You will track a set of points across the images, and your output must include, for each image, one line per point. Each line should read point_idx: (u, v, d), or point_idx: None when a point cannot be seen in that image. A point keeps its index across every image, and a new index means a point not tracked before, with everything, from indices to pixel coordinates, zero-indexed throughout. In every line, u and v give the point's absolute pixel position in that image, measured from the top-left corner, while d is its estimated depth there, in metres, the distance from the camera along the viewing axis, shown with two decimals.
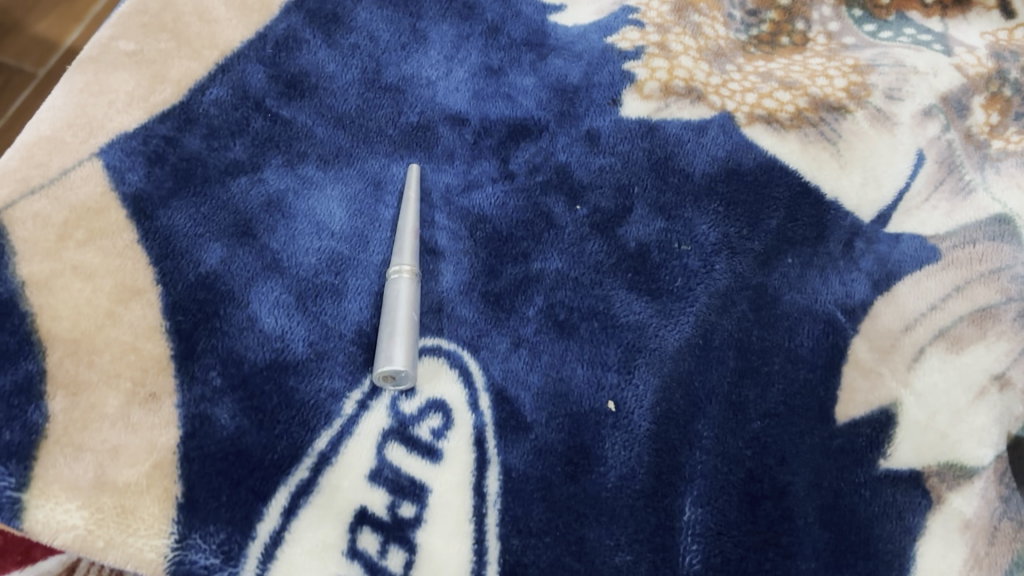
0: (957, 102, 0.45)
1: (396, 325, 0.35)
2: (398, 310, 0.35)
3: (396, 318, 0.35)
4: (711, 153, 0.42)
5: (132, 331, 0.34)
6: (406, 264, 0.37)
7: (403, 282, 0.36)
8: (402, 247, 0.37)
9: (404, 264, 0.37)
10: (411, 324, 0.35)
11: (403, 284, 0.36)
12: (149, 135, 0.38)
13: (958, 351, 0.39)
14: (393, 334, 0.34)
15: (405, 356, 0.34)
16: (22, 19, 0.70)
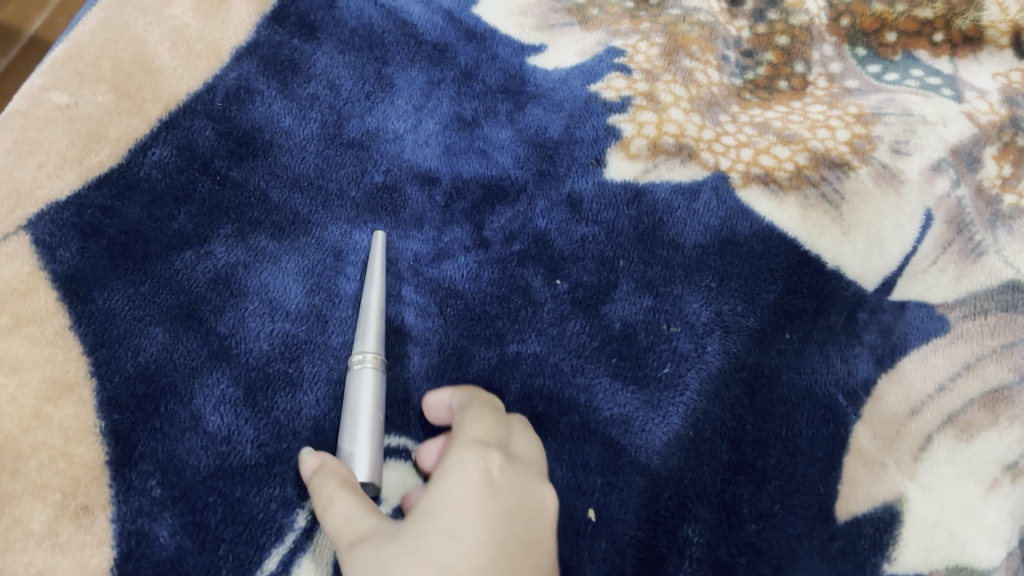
0: (967, 154, 0.41)
1: (360, 425, 0.30)
2: (363, 407, 0.31)
3: (360, 418, 0.31)
4: (703, 222, 0.38)
5: (62, 434, 0.31)
6: (371, 349, 0.33)
7: (368, 374, 0.32)
8: (367, 329, 0.33)
9: (369, 351, 0.33)
10: (376, 422, 0.31)
11: (367, 374, 0.32)
12: (84, 204, 0.35)
13: (969, 439, 0.36)
14: (356, 436, 0.30)
15: (370, 465, 0.30)
16: None
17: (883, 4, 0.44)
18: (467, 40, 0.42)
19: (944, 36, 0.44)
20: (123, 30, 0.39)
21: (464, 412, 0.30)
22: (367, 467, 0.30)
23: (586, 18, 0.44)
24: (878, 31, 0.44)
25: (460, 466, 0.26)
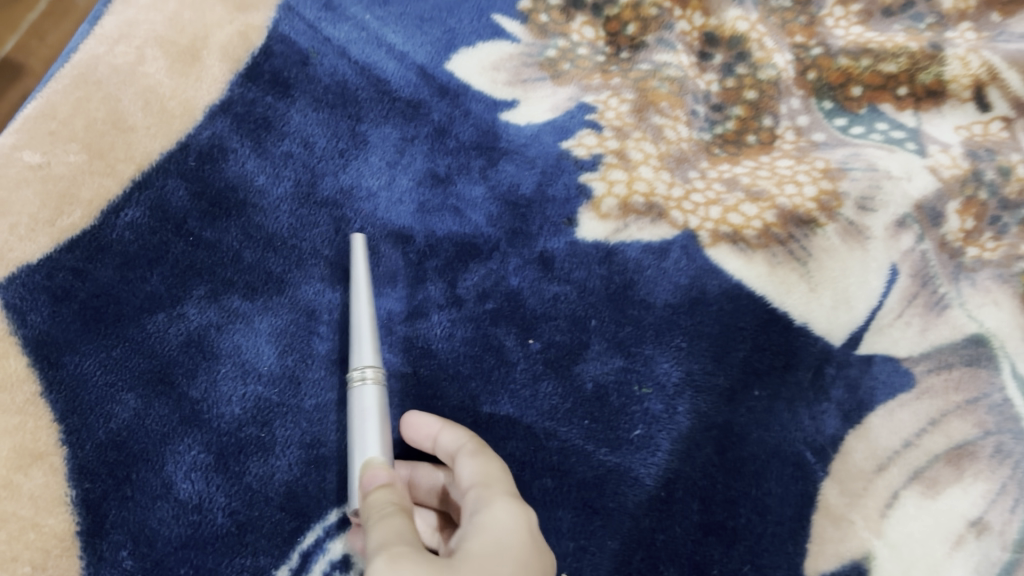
0: (932, 209, 0.42)
1: (369, 446, 0.30)
2: (371, 426, 0.30)
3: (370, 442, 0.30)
4: (673, 280, 0.39)
5: (32, 504, 0.31)
6: (370, 364, 0.32)
7: (370, 392, 0.31)
8: (363, 343, 0.33)
9: (368, 364, 0.32)
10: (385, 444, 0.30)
11: (369, 391, 0.31)
12: (55, 267, 0.35)
13: (934, 495, 0.36)
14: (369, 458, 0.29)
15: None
16: None
17: (849, 59, 0.45)
18: (440, 95, 0.43)
19: (908, 89, 0.45)
20: (96, 88, 0.38)
21: (474, 455, 0.30)
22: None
23: (558, 72, 0.44)
24: (844, 85, 0.45)
25: (505, 518, 0.27)
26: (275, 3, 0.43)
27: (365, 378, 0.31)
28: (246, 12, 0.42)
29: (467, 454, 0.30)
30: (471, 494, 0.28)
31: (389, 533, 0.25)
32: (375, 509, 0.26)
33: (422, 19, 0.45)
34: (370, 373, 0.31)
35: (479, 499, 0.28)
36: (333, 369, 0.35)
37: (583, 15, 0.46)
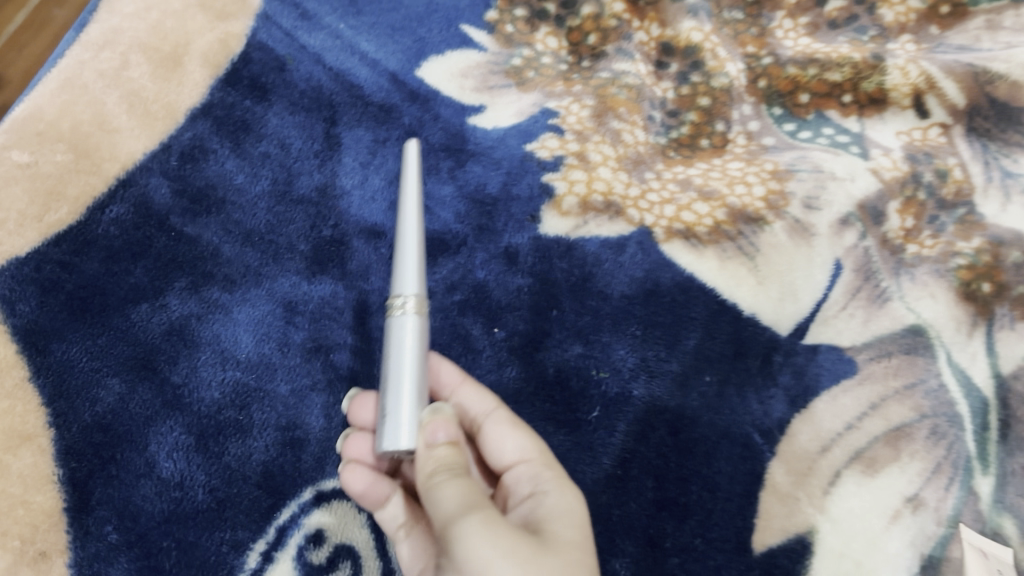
0: (874, 208, 0.45)
1: (403, 382, 0.30)
2: (407, 363, 0.30)
3: (405, 378, 0.30)
4: (630, 273, 0.41)
5: (21, 482, 0.32)
6: (412, 295, 0.32)
7: (407, 326, 0.31)
8: (408, 274, 0.33)
9: (409, 294, 0.32)
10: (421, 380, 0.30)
11: (409, 321, 0.31)
12: (43, 260, 0.36)
13: (874, 474, 0.39)
14: (400, 394, 0.30)
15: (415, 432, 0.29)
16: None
17: (797, 68, 0.48)
18: (411, 100, 0.45)
19: (852, 96, 0.48)
20: (83, 91, 0.40)
21: (508, 422, 0.33)
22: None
23: (523, 79, 0.47)
24: (792, 92, 0.48)
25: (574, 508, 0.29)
26: (253, 12, 0.45)
27: (404, 312, 0.32)
28: (226, 20, 0.45)
29: (504, 420, 0.33)
30: (524, 466, 0.31)
31: (466, 497, 0.26)
32: (447, 465, 0.27)
33: (393, 28, 0.47)
34: (409, 307, 0.32)
35: (537, 472, 0.31)
36: (308, 357, 0.37)
37: (547, 26, 0.48)
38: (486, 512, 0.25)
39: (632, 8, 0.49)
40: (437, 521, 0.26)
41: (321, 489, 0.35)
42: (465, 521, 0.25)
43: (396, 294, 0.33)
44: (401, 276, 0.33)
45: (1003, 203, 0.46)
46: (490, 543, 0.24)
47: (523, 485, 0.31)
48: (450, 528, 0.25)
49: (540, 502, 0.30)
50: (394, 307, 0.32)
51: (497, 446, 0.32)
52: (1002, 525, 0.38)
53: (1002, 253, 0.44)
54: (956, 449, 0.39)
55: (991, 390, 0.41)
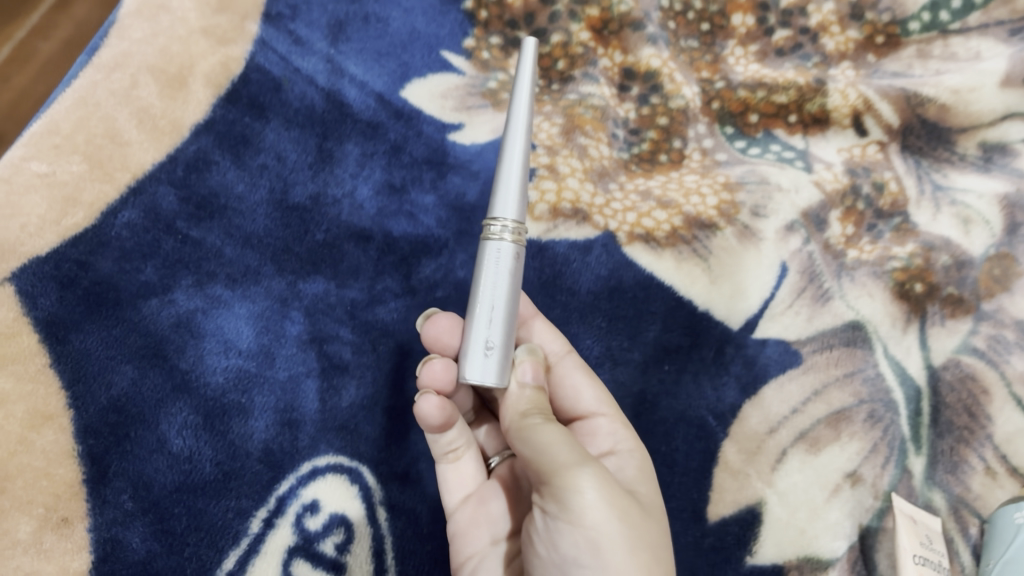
0: (817, 216, 0.49)
1: (492, 319, 0.32)
2: (500, 294, 0.32)
3: (494, 315, 0.32)
4: (596, 272, 0.46)
5: (44, 456, 0.35)
6: (511, 220, 0.33)
7: (504, 259, 0.32)
8: (508, 191, 0.33)
9: (508, 219, 0.33)
10: (508, 316, 0.32)
11: (504, 254, 0.32)
12: (61, 259, 0.40)
13: (817, 452, 0.43)
14: (489, 329, 0.32)
15: (500, 368, 0.32)
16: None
17: (747, 91, 0.52)
18: (396, 118, 0.49)
19: (797, 116, 0.52)
20: (96, 108, 0.44)
21: (580, 368, 0.40)
22: (496, 370, 0.32)
23: (498, 100, 0.51)
24: (742, 113, 0.52)
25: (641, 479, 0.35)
26: (251, 37, 0.49)
27: (501, 244, 0.32)
28: (227, 44, 0.49)
29: (578, 368, 0.40)
30: (603, 416, 0.39)
31: (571, 449, 0.30)
32: (538, 407, 0.33)
33: (380, 53, 0.51)
34: (505, 240, 0.32)
35: (616, 426, 0.38)
36: (304, 347, 0.41)
37: (520, 52, 0.53)
38: (588, 467, 0.30)
39: (597, 37, 0.53)
40: (545, 464, 0.30)
41: (316, 465, 0.38)
42: (582, 473, 0.29)
43: (495, 215, 0.33)
44: (499, 194, 0.33)
45: (934, 212, 0.50)
46: (599, 500, 0.29)
47: (603, 435, 0.38)
48: (563, 479, 0.29)
49: (621, 453, 0.37)
50: (490, 232, 0.33)
51: (573, 391, 0.39)
52: (932, 498, 0.42)
53: (933, 256, 0.48)
54: (891, 432, 0.44)
55: (923, 378, 0.45)
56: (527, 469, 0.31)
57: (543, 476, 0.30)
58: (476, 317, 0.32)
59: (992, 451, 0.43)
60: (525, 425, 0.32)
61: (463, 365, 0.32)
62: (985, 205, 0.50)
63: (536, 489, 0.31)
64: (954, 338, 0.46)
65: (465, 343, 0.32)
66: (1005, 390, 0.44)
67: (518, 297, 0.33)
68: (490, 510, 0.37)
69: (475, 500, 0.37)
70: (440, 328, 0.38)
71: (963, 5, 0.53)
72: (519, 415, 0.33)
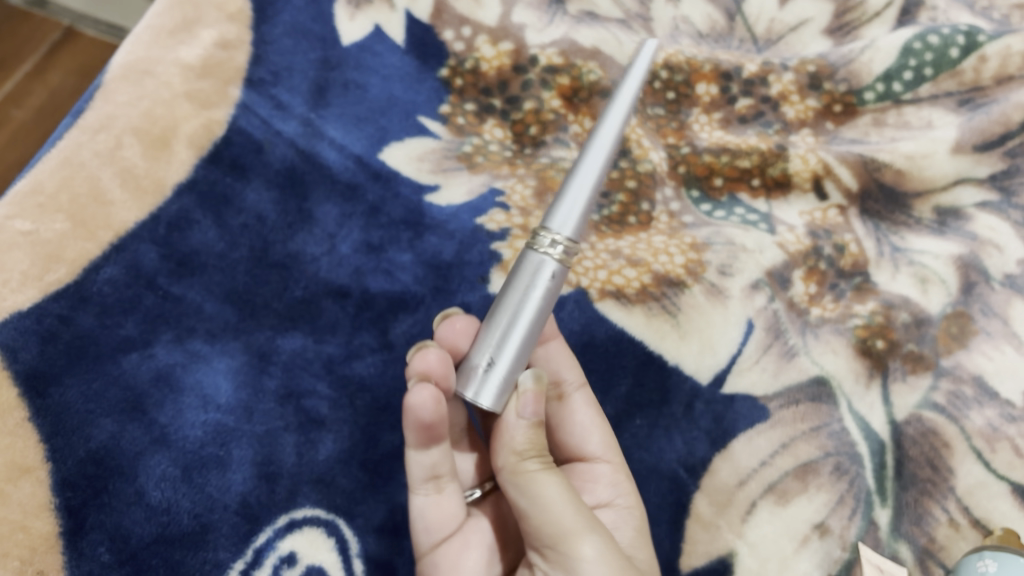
0: (781, 275, 0.50)
1: (509, 339, 0.33)
2: (523, 315, 0.33)
3: (512, 336, 0.33)
4: (569, 327, 0.47)
5: (20, 509, 0.36)
6: (564, 237, 0.33)
7: (540, 283, 0.33)
8: (572, 208, 0.34)
9: (561, 235, 0.33)
10: (525, 339, 0.33)
11: (538, 276, 0.33)
12: (43, 314, 0.40)
13: (785, 504, 0.44)
14: (501, 349, 0.33)
15: (496, 391, 0.33)
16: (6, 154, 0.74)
17: (711, 156, 0.55)
18: (374, 180, 0.50)
19: (760, 180, 0.54)
20: (80, 168, 0.46)
21: (590, 406, 0.42)
22: (492, 392, 0.33)
23: (473, 163, 0.53)
24: (707, 176, 0.54)
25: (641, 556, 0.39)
26: (233, 101, 0.51)
27: (545, 263, 0.33)
28: (210, 108, 0.50)
29: (589, 405, 0.42)
30: (607, 464, 0.41)
31: (577, 513, 0.32)
32: (536, 449, 0.33)
33: (359, 118, 0.53)
34: (549, 259, 0.33)
35: (617, 477, 0.41)
36: (281, 402, 0.42)
37: (493, 118, 0.55)
38: (594, 531, 0.32)
39: (568, 103, 0.55)
40: (550, 528, 0.32)
41: (293, 517, 0.39)
42: (587, 539, 0.32)
43: (547, 227, 0.34)
44: (560, 206, 0.34)
45: (893, 272, 0.51)
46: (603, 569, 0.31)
47: (603, 483, 0.41)
48: (574, 546, 0.31)
49: (618, 508, 0.40)
50: (538, 243, 0.34)
51: (583, 431, 0.42)
52: (898, 550, 0.43)
53: (893, 314, 0.49)
54: (857, 484, 0.44)
55: (887, 432, 0.46)
56: (529, 526, 0.33)
57: (550, 538, 0.32)
58: (494, 330, 0.33)
59: (955, 503, 0.44)
60: (523, 472, 0.33)
61: (466, 374, 0.33)
62: (941, 264, 0.51)
63: (538, 548, 0.33)
64: (914, 394, 0.47)
65: (474, 352, 0.33)
66: (965, 443, 0.45)
67: (540, 325, 0.34)
68: (469, 560, 0.38)
69: (454, 544, 0.38)
70: (456, 330, 0.39)
71: (914, 77, 0.55)
72: (514, 458, 0.34)
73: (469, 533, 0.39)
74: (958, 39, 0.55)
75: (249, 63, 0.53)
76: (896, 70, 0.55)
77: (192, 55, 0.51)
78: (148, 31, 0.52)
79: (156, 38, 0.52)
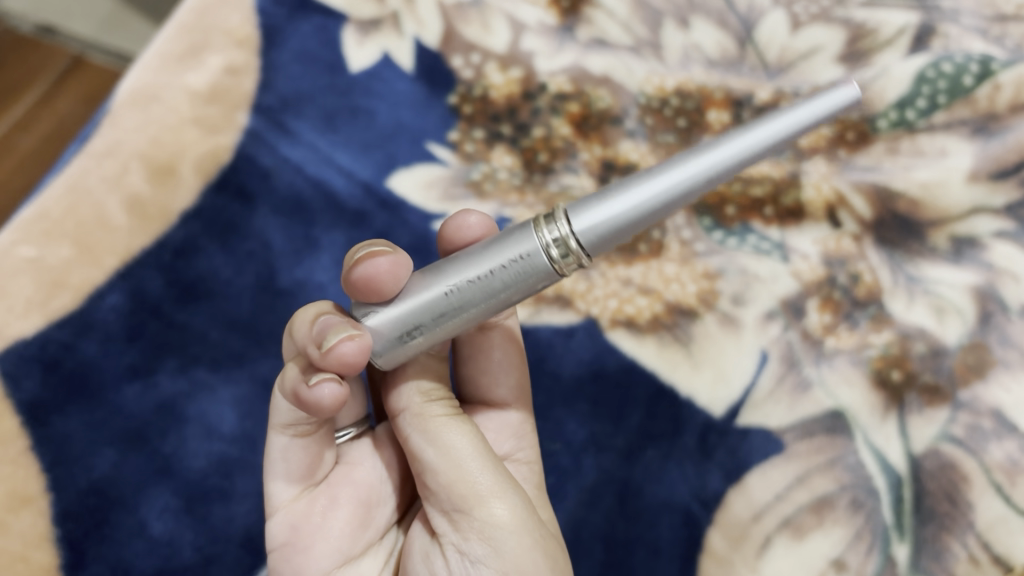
0: (795, 305, 0.49)
1: (443, 310, 0.31)
2: (474, 300, 0.30)
3: (450, 309, 0.31)
4: (579, 356, 0.48)
5: (20, 540, 0.38)
6: (576, 237, 0.29)
7: (511, 277, 0.30)
8: (604, 217, 0.29)
9: (574, 234, 0.29)
10: (463, 323, 0.31)
11: (519, 275, 0.30)
12: (47, 340, 0.43)
13: (801, 539, 0.43)
14: (428, 313, 0.31)
15: (397, 350, 0.32)
16: (24, 181, 0.76)
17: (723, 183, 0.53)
18: (382, 207, 0.50)
19: (773, 209, 0.52)
20: (87, 194, 0.47)
21: (508, 342, 0.42)
22: (391, 350, 0.32)
23: (481, 191, 0.51)
24: (719, 205, 0.53)
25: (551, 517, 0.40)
26: (240, 127, 0.51)
27: (533, 255, 0.30)
28: (216, 133, 0.50)
29: (509, 343, 0.42)
30: (517, 414, 0.43)
31: (489, 475, 0.33)
32: (440, 395, 0.37)
33: (367, 144, 0.52)
34: (538, 253, 0.30)
35: (524, 428, 0.43)
36: None
37: (502, 145, 0.53)
38: (505, 491, 0.33)
39: (578, 131, 0.54)
40: (460, 490, 0.33)
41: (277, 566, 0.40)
42: (498, 505, 0.32)
43: (567, 214, 0.30)
44: (595, 205, 0.30)
45: (908, 302, 0.49)
46: (514, 530, 0.32)
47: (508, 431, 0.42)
48: (487, 507, 0.32)
49: (518, 462, 0.42)
50: (550, 226, 0.30)
51: (497, 372, 0.42)
52: None
53: (910, 345, 0.47)
54: (874, 518, 0.43)
55: (904, 465, 0.45)
56: (435, 486, 0.34)
57: (461, 500, 0.33)
58: (442, 288, 0.31)
59: (975, 539, 0.42)
60: (429, 417, 0.35)
61: (386, 317, 0.31)
62: (957, 294, 0.49)
63: (447, 511, 0.33)
64: (933, 426, 0.45)
65: (405, 296, 0.31)
66: (983, 477, 0.43)
67: (487, 316, 0.31)
68: (335, 521, 0.36)
69: (317, 501, 0.36)
70: (377, 270, 0.32)
71: (927, 104, 0.53)
72: (419, 400, 0.36)
73: (337, 488, 0.36)
74: (971, 67, 0.52)
75: (256, 88, 0.52)
76: (910, 97, 0.53)
77: (199, 81, 0.51)
78: (157, 57, 0.52)
79: (164, 64, 0.52)
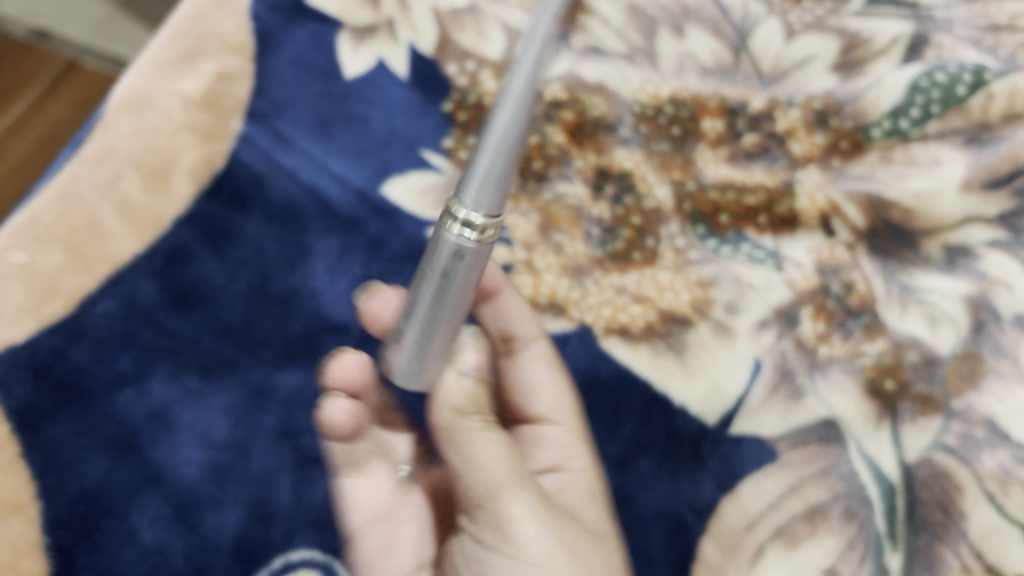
0: (789, 314, 0.49)
1: (422, 323, 0.32)
2: (438, 304, 0.31)
3: (426, 322, 0.32)
4: (574, 365, 0.47)
5: (10, 548, 0.38)
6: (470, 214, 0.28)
7: (448, 270, 0.30)
8: (477, 184, 0.28)
9: (472, 210, 0.28)
10: (450, 321, 0.32)
11: (452, 267, 0.30)
12: (38, 347, 0.42)
13: (794, 548, 0.43)
14: (413, 330, 0.32)
15: (419, 367, 0.33)
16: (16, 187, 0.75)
17: (717, 193, 0.53)
18: (376, 214, 0.50)
19: (767, 218, 0.52)
20: (79, 200, 0.46)
21: (543, 360, 0.43)
22: (415, 369, 0.33)
23: None
24: (713, 213, 0.52)
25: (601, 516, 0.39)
26: (234, 133, 0.51)
27: (452, 248, 0.29)
28: (211, 140, 0.50)
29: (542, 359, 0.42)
30: (557, 428, 0.42)
31: (508, 473, 0.35)
32: (475, 405, 0.36)
33: (361, 151, 0.52)
34: (453, 242, 0.29)
35: (568, 438, 0.42)
36: (278, 440, 0.43)
37: None
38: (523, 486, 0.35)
39: (572, 138, 0.54)
40: (480, 489, 0.34)
41: (289, 559, 0.41)
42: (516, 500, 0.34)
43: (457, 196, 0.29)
44: (468, 175, 0.28)
45: (902, 311, 0.49)
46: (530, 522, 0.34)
47: (551, 445, 0.42)
48: (503, 504, 0.34)
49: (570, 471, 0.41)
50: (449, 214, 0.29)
51: (530, 389, 0.42)
52: None
53: (903, 354, 0.47)
54: (867, 527, 0.43)
55: (897, 474, 0.45)
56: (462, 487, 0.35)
57: (481, 498, 0.34)
58: (412, 309, 0.32)
59: (967, 548, 0.42)
60: (459, 428, 0.35)
61: (391, 354, 0.34)
62: (951, 303, 0.49)
63: (473, 511, 0.35)
64: (925, 435, 0.45)
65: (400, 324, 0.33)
66: (977, 487, 0.43)
67: (467, 297, 0.31)
68: None
69: None
70: None
71: (920, 114, 0.53)
72: (452, 416, 0.36)
73: None
74: (964, 76, 0.53)
75: (250, 95, 0.52)
76: (903, 107, 0.53)
77: (194, 87, 0.51)
78: (150, 62, 0.52)
79: (158, 69, 0.52)
